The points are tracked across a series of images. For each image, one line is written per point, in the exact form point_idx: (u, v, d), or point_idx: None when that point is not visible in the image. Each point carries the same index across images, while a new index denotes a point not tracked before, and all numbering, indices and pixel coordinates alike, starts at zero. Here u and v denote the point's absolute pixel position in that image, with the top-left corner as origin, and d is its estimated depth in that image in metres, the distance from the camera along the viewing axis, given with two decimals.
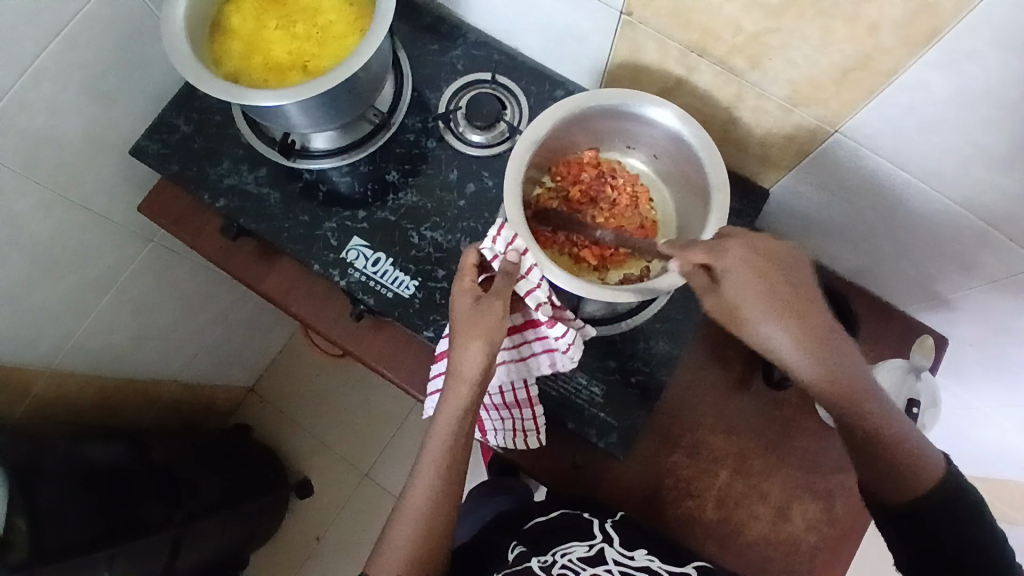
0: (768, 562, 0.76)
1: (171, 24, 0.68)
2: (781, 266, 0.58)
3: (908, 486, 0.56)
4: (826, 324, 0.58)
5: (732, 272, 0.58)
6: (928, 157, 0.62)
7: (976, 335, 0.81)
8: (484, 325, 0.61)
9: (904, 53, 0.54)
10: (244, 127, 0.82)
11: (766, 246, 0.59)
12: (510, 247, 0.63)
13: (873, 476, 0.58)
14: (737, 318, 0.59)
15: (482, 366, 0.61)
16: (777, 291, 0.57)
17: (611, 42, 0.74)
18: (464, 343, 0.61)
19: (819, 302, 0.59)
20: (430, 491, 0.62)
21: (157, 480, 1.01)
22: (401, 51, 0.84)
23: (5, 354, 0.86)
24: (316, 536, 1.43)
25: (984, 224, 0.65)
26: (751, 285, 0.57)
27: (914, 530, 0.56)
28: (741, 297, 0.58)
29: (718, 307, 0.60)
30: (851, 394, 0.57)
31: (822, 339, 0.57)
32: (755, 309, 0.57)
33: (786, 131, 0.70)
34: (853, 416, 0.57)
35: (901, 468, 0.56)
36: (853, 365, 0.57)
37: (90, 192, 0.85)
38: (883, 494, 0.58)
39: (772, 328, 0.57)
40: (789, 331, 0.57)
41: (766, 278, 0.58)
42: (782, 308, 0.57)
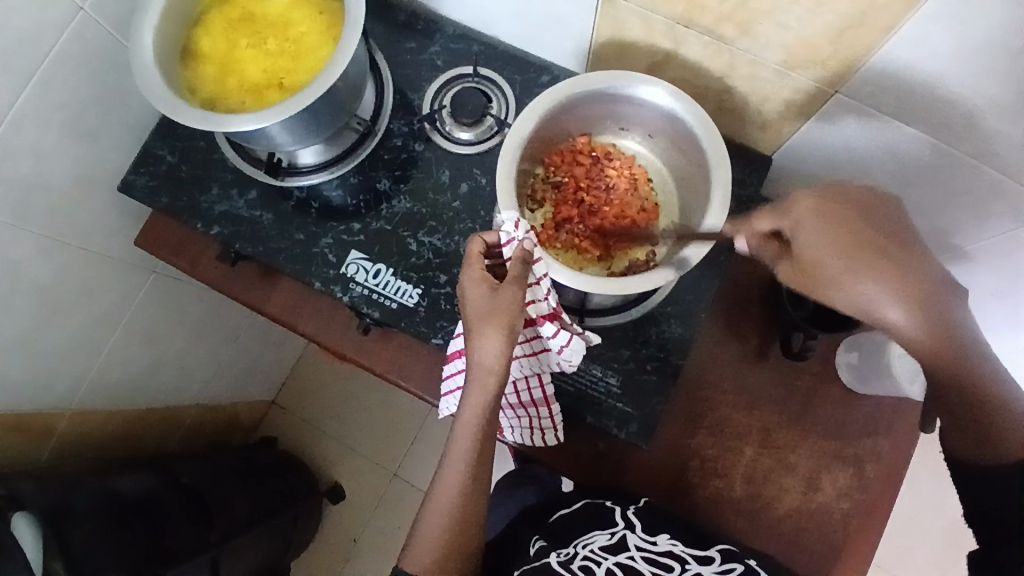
0: (802, 534, 0.76)
1: (140, 57, 0.66)
2: (867, 214, 0.52)
3: (1004, 444, 0.51)
4: (932, 272, 0.50)
5: (806, 228, 0.53)
6: (936, 110, 0.59)
7: (996, 284, 0.78)
8: (502, 312, 0.57)
9: (903, 5, 0.51)
10: (227, 150, 0.80)
11: (850, 193, 0.53)
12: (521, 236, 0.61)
13: (958, 435, 0.54)
14: (817, 277, 0.53)
15: (502, 358, 0.58)
16: (864, 241, 0.51)
17: (593, 22, 0.71)
18: (481, 334, 0.57)
19: (923, 251, 0.51)
20: (459, 486, 0.59)
21: (187, 502, 1.02)
22: (377, 53, 0.81)
23: (25, 400, 0.86)
24: (353, 539, 1.45)
25: (1000, 174, 0.62)
26: (832, 237, 0.52)
27: (996, 492, 0.52)
28: (818, 252, 0.52)
29: (793, 269, 0.55)
30: (954, 351, 0.50)
31: (925, 291, 0.50)
32: (839, 262, 0.51)
33: (784, 96, 0.68)
34: (957, 372, 0.51)
35: (999, 425, 0.51)
36: (961, 319, 0.50)
37: (85, 232, 0.84)
38: (975, 453, 0.53)
39: (863, 282, 0.51)
40: (885, 284, 0.50)
41: (847, 226, 0.52)
42: (873, 259, 0.51)
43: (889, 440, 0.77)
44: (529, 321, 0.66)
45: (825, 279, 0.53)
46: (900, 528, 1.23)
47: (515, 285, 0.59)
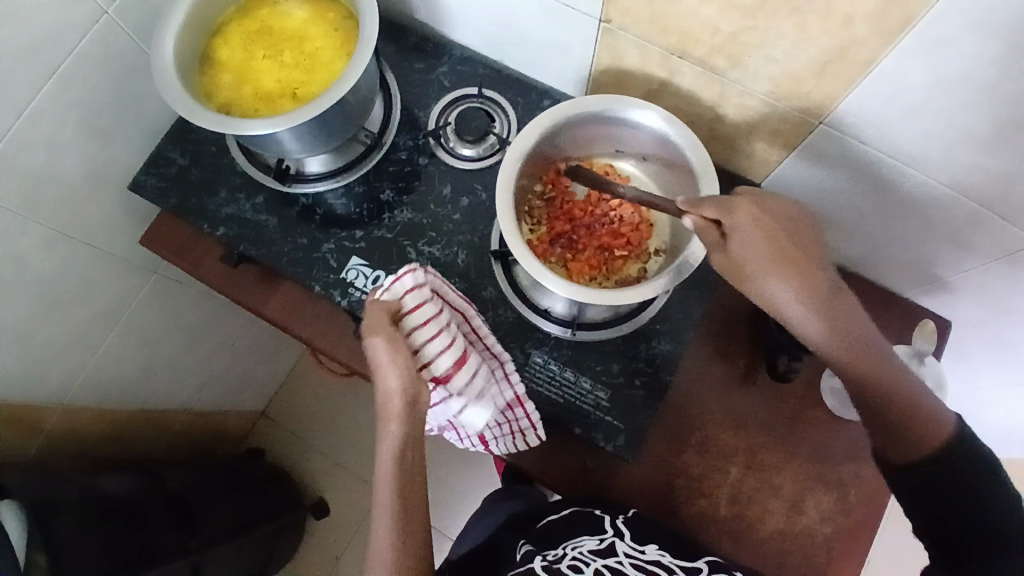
0: (785, 556, 0.76)
1: (161, 63, 0.69)
2: (786, 224, 0.59)
3: (918, 439, 0.54)
4: (829, 281, 0.58)
5: (741, 229, 0.58)
6: (915, 144, 0.62)
7: (977, 316, 0.80)
8: (380, 355, 0.60)
9: (883, 41, 0.55)
10: (238, 155, 0.83)
11: (776, 205, 0.60)
12: (402, 292, 0.64)
13: (880, 434, 0.57)
14: (744, 274, 0.59)
15: (412, 392, 0.60)
16: (783, 248, 0.58)
17: (593, 50, 0.75)
18: (385, 378, 0.60)
19: (824, 263, 0.59)
20: (395, 520, 0.60)
21: (169, 507, 1.01)
22: (388, 72, 0.85)
23: (19, 392, 0.87)
24: (334, 556, 1.43)
25: (976, 204, 0.65)
26: (760, 241, 0.58)
27: (930, 487, 0.54)
28: (748, 253, 0.58)
29: (726, 265, 0.60)
30: (860, 349, 0.56)
31: (826, 294, 0.57)
32: (761, 263, 0.57)
33: (772, 125, 0.71)
34: (858, 369, 0.56)
35: (906, 420, 0.55)
36: (858, 322, 0.57)
37: (92, 228, 0.87)
38: (891, 451, 0.56)
39: (778, 282, 0.57)
40: (792, 286, 0.57)
41: (771, 232, 0.58)
42: (789, 264, 0.57)
43: (874, 466, 0.78)
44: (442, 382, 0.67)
45: (750, 277, 0.59)
46: (885, 563, 1.23)
47: (394, 339, 0.60)
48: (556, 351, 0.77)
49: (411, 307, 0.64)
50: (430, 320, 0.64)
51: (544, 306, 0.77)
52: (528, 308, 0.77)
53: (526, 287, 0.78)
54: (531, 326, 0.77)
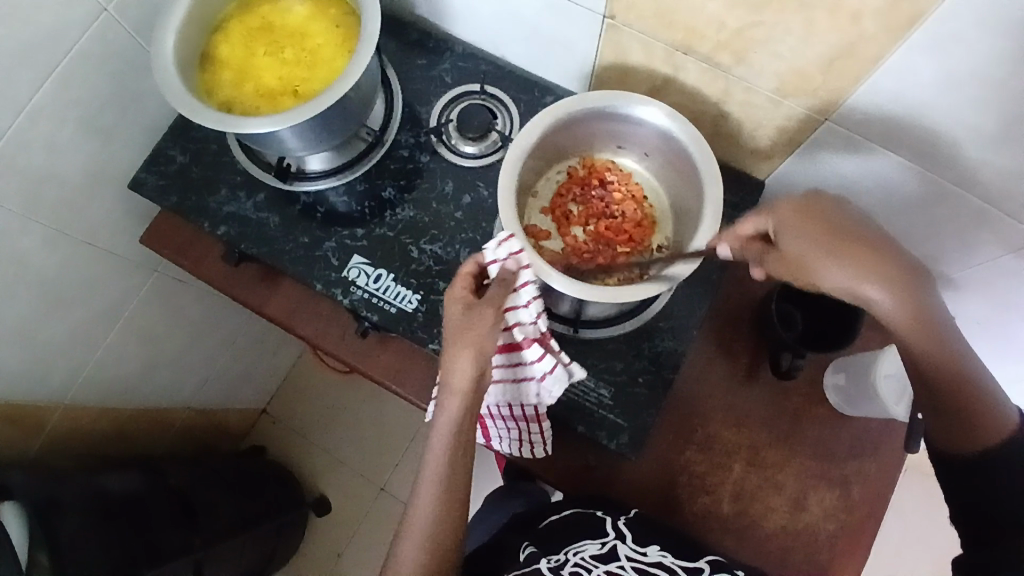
0: (788, 552, 0.76)
1: (161, 60, 0.69)
2: (839, 214, 0.55)
3: (977, 433, 0.54)
4: (905, 264, 0.52)
5: (789, 229, 0.55)
6: (920, 142, 0.62)
7: (982, 312, 0.80)
8: (472, 332, 0.59)
9: (892, 37, 0.54)
10: (239, 153, 0.82)
11: (822, 199, 0.56)
12: (507, 255, 0.63)
13: (939, 427, 0.57)
14: (799, 272, 0.55)
15: (472, 379, 0.60)
16: (844, 238, 0.53)
17: (597, 46, 0.74)
18: (454, 355, 0.59)
19: (893, 244, 0.53)
20: (434, 505, 0.60)
21: (172, 505, 1.01)
22: (389, 68, 0.85)
23: (19, 391, 0.87)
24: (336, 552, 1.43)
25: (982, 202, 0.65)
26: (813, 238, 0.54)
27: (975, 479, 0.55)
28: (804, 251, 0.54)
29: (778, 265, 0.56)
30: (937, 334, 0.52)
31: (905, 280, 0.52)
32: (819, 257, 0.53)
33: (777, 122, 0.71)
34: (929, 360, 0.53)
35: (971, 413, 0.54)
36: (935, 304, 0.52)
37: (92, 226, 0.86)
38: (945, 440, 0.57)
39: (845, 276, 0.52)
40: (867, 277, 0.52)
41: (825, 227, 0.54)
42: (859, 255, 0.52)
43: (876, 462, 0.78)
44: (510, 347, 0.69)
45: (808, 273, 0.54)
46: (886, 559, 1.23)
47: (488, 309, 0.60)
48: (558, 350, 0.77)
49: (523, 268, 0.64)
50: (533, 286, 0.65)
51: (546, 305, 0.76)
52: None
53: None
54: None
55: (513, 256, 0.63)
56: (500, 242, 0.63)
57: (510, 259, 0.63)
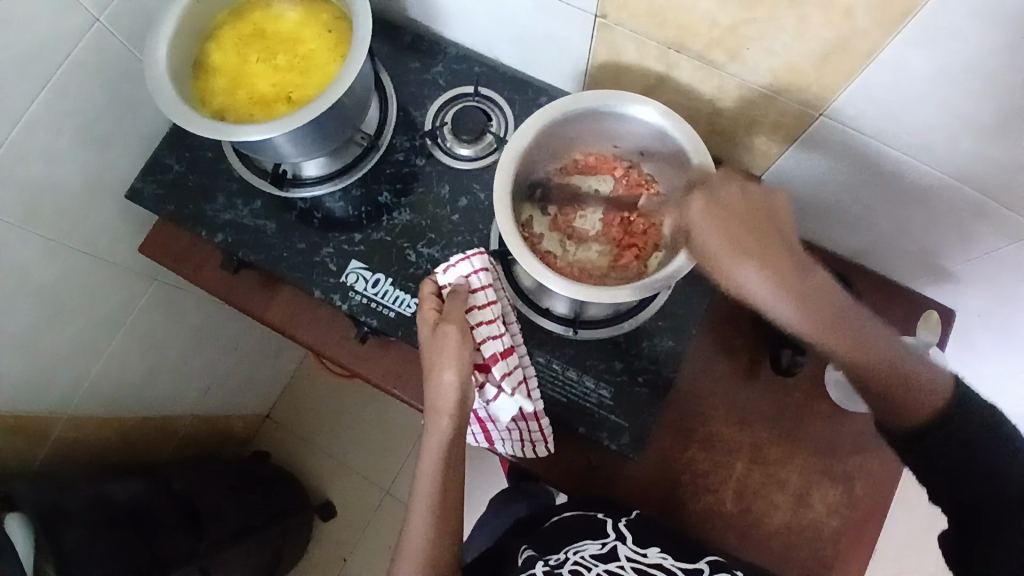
0: (792, 549, 0.76)
1: (154, 70, 0.69)
2: (743, 208, 0.56)
3: (910, 411, 0.54)
4: (792, 258, 0.54)
5: (705, 220, 0.57)
6: (915, 135, 0.62)
7: (983, 305, 0.80)
8: (449, 350, 0.63)
9: (886, 31, 0.54)
10: (235, 160, 0.82)
11: (731, 189, 0.57)
12: (457, 277, 0.68)
13: (878, 407, 0.55)
14: (713, 263, 0.56)
15: (456, 397, 0.63)
16: (740, 233, 0.55)
17: (590, 45, 0.74)
18: (435, 375, 0.63)
19: (784, 240, 0.55)
20: (430, 521, 0.62)
21: (178, 510, 1.02)
22: (383, 73, 0.85)
23: (22, 402, 0.87)
24: (342, 556, 1.43)
25: (980, 194, 0.64)
26: (716, 231, 0.56)
27: (931, 455, 0.54)
28: (714, 244, 0.56)
29: (699, 256, 0.58)
30: (841, 327, 0.52)
31: (795, 275, 0.53)
32: (721, 252, 0.55)
33: (772, 119, 0.70)
34: (840, 351, 0.53)
35: (902, 392, 0.53)
36: (832, 296, 0.53)
37: (91, 237, 0.86)
38: (891, 419, 0.55)
39: (744, 270, 0.54)
40: (759, 270, 0.53)
41: (731, 220, 0.56)
42: (749, 246, 0.54)
43: (880, 457, 0.78)
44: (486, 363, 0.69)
45: (718, 267, 0.56)
46: (893, 552, 1.23)
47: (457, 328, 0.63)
48: (558, 351, 0.77)
49: (478, 287, 0.68)
50: (491, 304, 0.68)
51: (544, 306, 0.77)
52: (530, 309, 0.77)
53: (527, 288, 0.77)
54: (533, 326, 0.77)
55: (463, 277, 0.68)
56: (449, 265, 0.68)
57: (460, 281, 0.68)
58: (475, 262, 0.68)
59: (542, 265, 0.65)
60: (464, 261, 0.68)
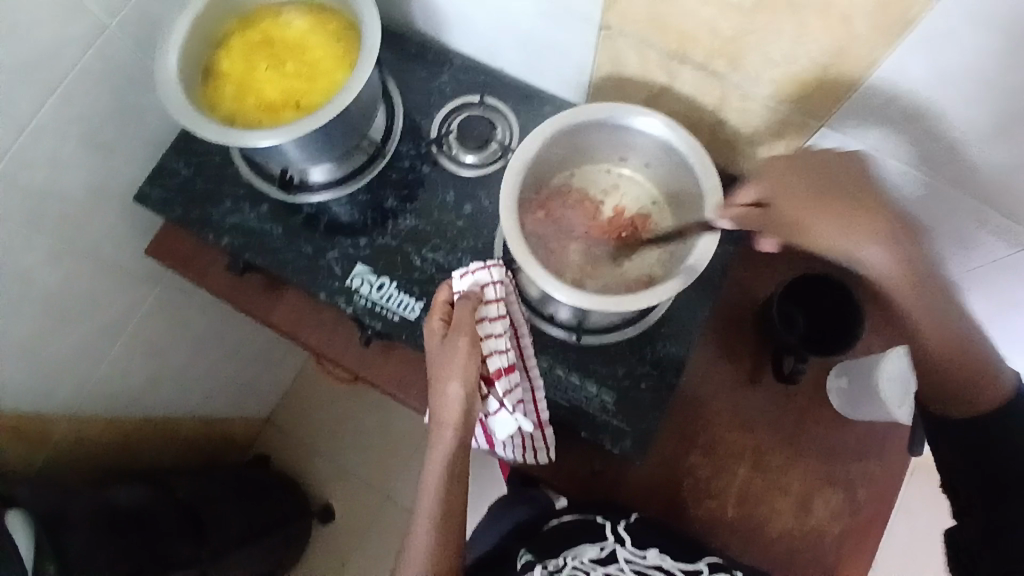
0: (793, 555, 0.76)
1: (164, 75, 0.70)
2: (840, 172, 0.57)
3: (975, 392, 0.53)
4: (893, 215, 0.54)
5: (779, 190, 0.59)
6: (914, 142, 0.63)
7: (982, 312, 0.81)
8: (456, 362, 0.63)
9: (885, 42, 0.55)
10: (242, 165, 0.83)
11: (819, 159, 0.59)
12: (472, 284, 0.68)
13: (936, 391, 0.55)
14: (795, 224, 0.57)
15: (461, 409, 0.63)
16: (836, 190, 0.56)
17: (594, 55, 0.75)
18: (440, 388, 0.64)
19: (886, 199, 0.55)
20: (433, 533, 0.63)
21: (182, 516, 1.02)
22: (390, 82, 0.86)
23: (25, 404, 0.88)
24: (342, 562, 1.43)
25: (980, 200, 0.65)
26: (803, 193, 0.57)
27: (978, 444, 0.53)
28: (796, 205, 0.57)
29: (772, 225, 0.60)
30: (926, 288, 0.51)
31: (890, 230, 0.53)
32: (795, 207, 0.58)
33: (773, 128, 0.71)
34: (912, 310, 0.52)
35: (968, 372, 0.53)
36: (926, 258, 0.52)
37: (97, 241, 0.87)
38: (948, 403, 0.55)
39: (832, 227, 0.55)
40: (845, 228, 0.54)
41: (815, 179, 0.58)
42: (844, 205, 0.55)
43: (880, 464, 0.78)
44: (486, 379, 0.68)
45: (799, 225, 0.57)
46: (893, 560, 1.23)
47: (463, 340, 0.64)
48: (561, 356, 0.77)
49: (489, 299, 0.68)
50: (501, 318, 0.68)
51: (549, 313, 0.77)
52: (534, 315, 0.77)
53: (533, 298, 0.77)
54: (537, 331, 0.78)
55: (479, 286, 0.68)
56: (467, 272, 0.69)
57: (474, 290, 0.68)
58: (493, 273, 0.68)
59: (546, 274, 0.65)
60: (481, 272, 0.68)
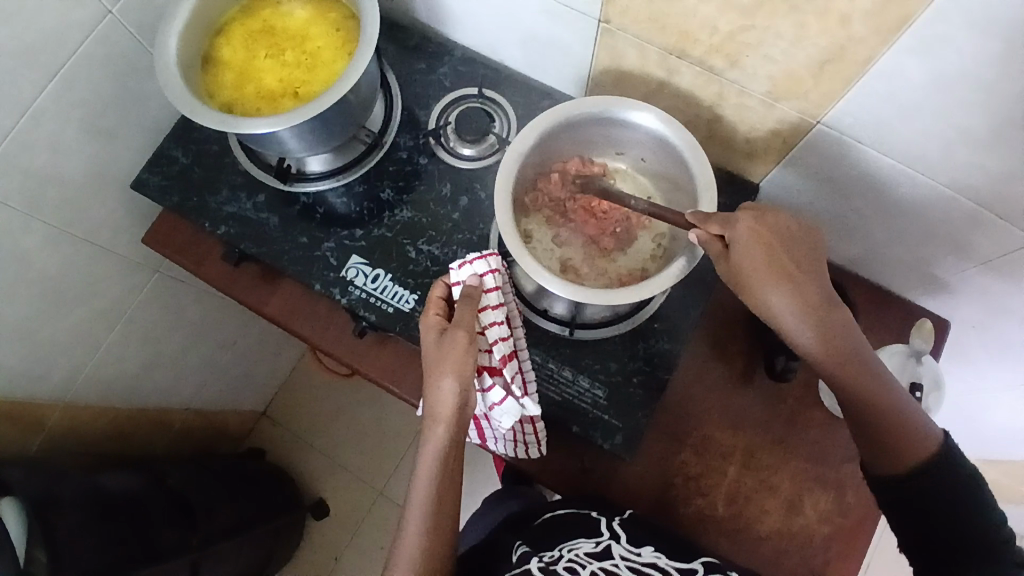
0: (782, 555, 0.76)
1: (162, 62, 0.70)
2: (787, 237, 0.60)
3: (902, 456, 0.57)
4: (824, 295, 0.59)
5: (744, 244, 0.59)
6: (911, 143, 0.63)
7: (976, 317, 0.80)
8: (452, 358, 0.63)
9: (881, 40, 0.55)
10: (240, 154, 0.84)
11: (776, 218, 0.60)
12: (471, 274, 0.67)
13: (868, 448, 0.60)
14: (745, 285, 0.60)
15: (456, 403, 0.63)
16: (783, 258, 0.58)
17: (592, 50, 0.75)
18: (435, 383, 0.63)
19: (819, 273, 0.60)
20: (424, 527, 0.63)
21: (171, 504, 1.02)
22: (390, 74, 0.86)
23: (19, 389, 0.88)
24: (334, 556, 1.43)
25: (975, 204, 0.65)
26: (763, 254, 0.58)
27: (917, 499, 0.57)
28: (750, 265, 0.59)
29: (727, 274, 0.61)
30: (853, 366, 0.58)
31: (823, 307, 0.58)
32: (760, 277, 0.58)
33: (770, 126, 0.71)
34: (853, 387, 0.58)
35: (896, 433, 0.58)
36: (852, 336, 0.58)
37: (95, 226, 0.87)
38: (875, 463, 0.59)
39: (780, 298, 0.58)
40: (791, 300, 0.58)
41: (779, 251, 0.59)
42: (790, 277, 0.58)
43: None
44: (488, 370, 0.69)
45: (750, 289, 0.59)
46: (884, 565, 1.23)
47: (461, 334, 0.64)
48: (554, 350, 0.77)
49: (488, 288, 0.68)
50: (498, 308, 0.68)
51: (543, 307, 0.77)
52: (527, 309, 0.78)
53: (528, 293, 0.78)
54: (530, 326, 0.78)
55: (477, 276, 0.67)
56: (463, 262, 0.68)
57: (473, 280, 0.67)
58: (491, 262, 0.67)
59: (540, 266, 0.66)
60: (478, 261, 0.67)
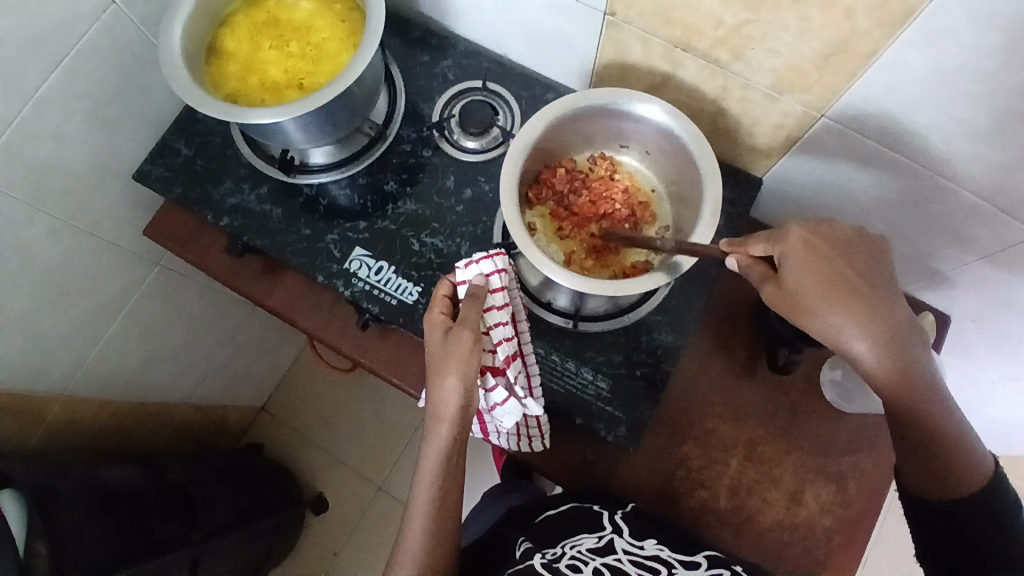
0: (784, 547, 0.77)
1: (168, 51, 0.70)
2: (847, 254, 0.58)
3: (949, 484, 0.57)
4: (891, 315, 0.57)
5: (795, 261, 0.58)
6: (917, 136, 0.63)
7: (977, 310, 0.81)
8: (457, 357, 0.63)
9: (886, 33, 0.55)
10: (243, 145, 0.83)
11: (833, 234, 0.59)
12: (477, 274, 0.68)
13: (913, 471, 0.59)
14: (796, 305, 0.59)
15: (460, 403, 0.63)
16: (838, 277, 0.57)
17: (597, 43, 0.75)
18: (440, 381, 0.63)
19: (885, 291, 0.58)
20: (426, 528, 0.62)
21: (172, 497, 1.02)
22: (393, 65, 0.86)
23: (21, 382, 0.87)
24: (333, 551, 1.43)
25: (978, 197, 0.65)
26: (814, 272, 0.57)
27: (946, 520, 0.57)
28: (801, 286, 0.58)
29: (777, 295, 0.60)
30: (912, 391, 0.56)
31: (886, 329, 0.56)
32: (814, 297, 0.57)
33: (774, 120, 0.72)
34: (910, 411, 0.56)
35: (948, 462, 0.56)
36: (917, 359, 0.56)
37: (97, 218, 0.87)
38: (918, 486, 0.59)
39: (837, 318, 0.57)
40: (849, 322, 0.57)
41: (834, 267, 0.57)
42: (849, 297, 0.57)
43: (873, 458, 0.78)
44: (490, 369, 0.69)
45: (803, 308, 0.58)
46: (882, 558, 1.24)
47: (466, 332, 0.63)
48: (557, 342, 0.77)
49: (494, 288, 0.68)
50: (503, 308, 0.69)
51: (547, 299, 0.78)
52: (532, 302, 0.78)
53: (533, 286, 0.78)
54: (534, 318, 0.78)
55: (484, 276, 0.68)
56: (471, 262, 0.68)
57: (479, 280, 0.68)
58: (498, 262, 0.68)
59: (549, 260, 0.66)
60: (485, 261, 0.68)
